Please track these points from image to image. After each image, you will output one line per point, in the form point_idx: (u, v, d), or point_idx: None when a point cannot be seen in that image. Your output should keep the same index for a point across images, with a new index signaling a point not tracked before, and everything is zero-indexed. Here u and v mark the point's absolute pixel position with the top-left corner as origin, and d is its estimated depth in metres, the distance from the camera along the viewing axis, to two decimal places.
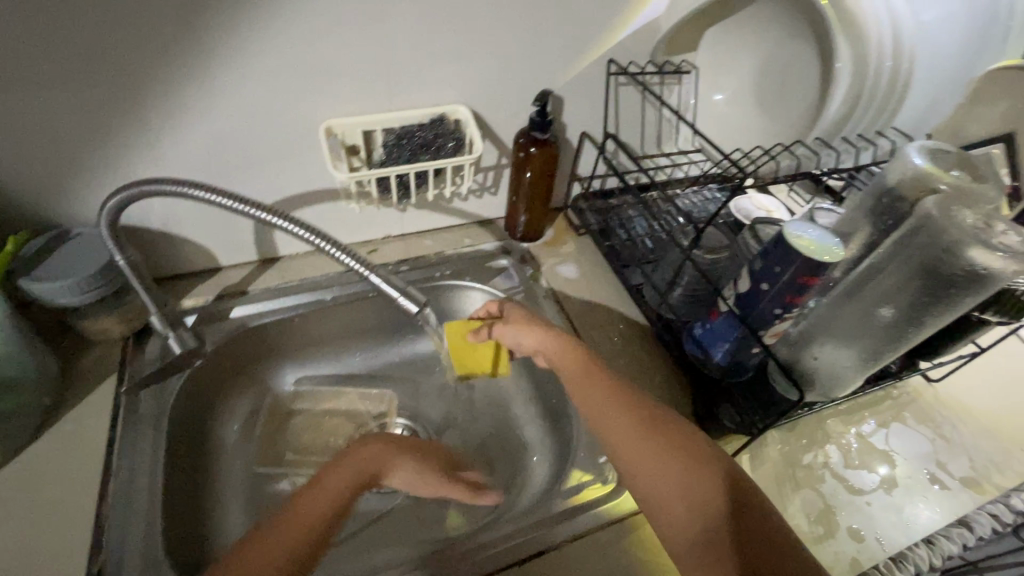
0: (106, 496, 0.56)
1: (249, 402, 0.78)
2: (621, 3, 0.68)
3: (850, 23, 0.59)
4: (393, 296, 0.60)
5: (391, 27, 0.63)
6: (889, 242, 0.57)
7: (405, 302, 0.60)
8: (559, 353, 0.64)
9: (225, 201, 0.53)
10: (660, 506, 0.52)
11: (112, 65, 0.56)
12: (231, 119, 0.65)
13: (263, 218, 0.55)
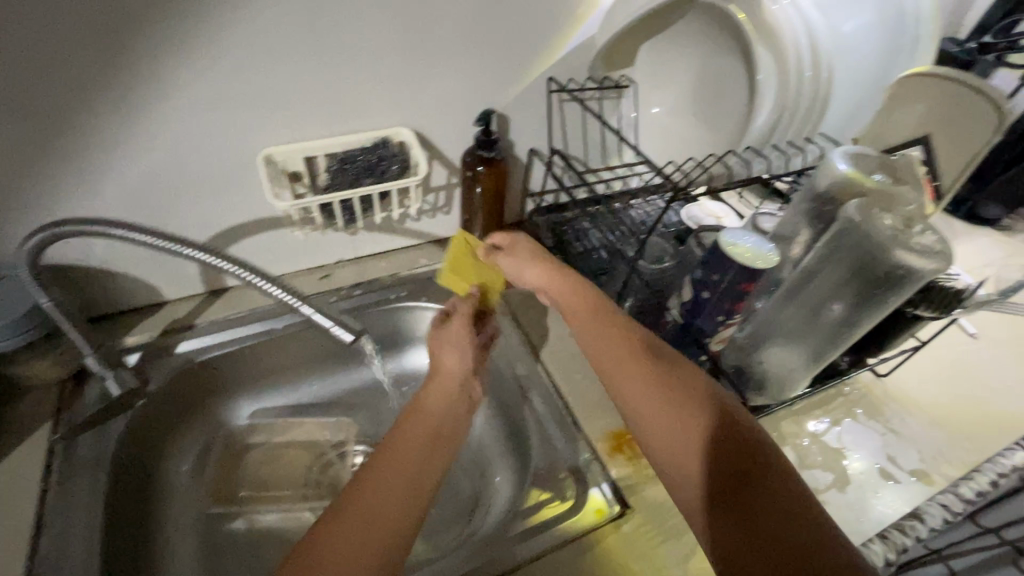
0: (37, 551, 0.53)
1: (201, 440, 0.75)
2: (554, 22, 0.69)
3: (769, 34, 0.61)
4: (326, 326, 0.59)
5: (327, 53, 0.63)
6: (822, 245, 0.57)
7: (340, 331, 0.60)
8: (564, 287, 0.60)
9: (157, 241, 0.52)
10: (662, 456, 0.48)
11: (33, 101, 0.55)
12: (164, 152, 0.63)
13: (199, 257, 0.54)
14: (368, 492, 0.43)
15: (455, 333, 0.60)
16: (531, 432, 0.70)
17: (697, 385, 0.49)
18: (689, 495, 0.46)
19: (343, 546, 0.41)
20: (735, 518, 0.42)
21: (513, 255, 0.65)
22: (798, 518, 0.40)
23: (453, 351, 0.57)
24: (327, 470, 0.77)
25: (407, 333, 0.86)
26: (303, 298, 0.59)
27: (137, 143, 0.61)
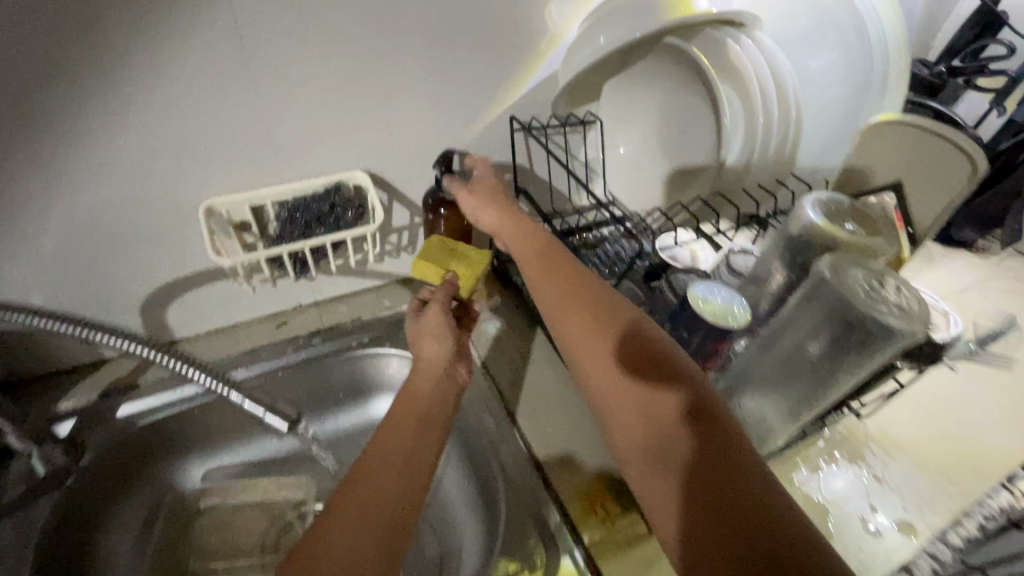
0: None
1: (146, 509, 0.69)
2: (515, 59, 0.67)
3: (728, 72, 0.62)
4: (258, 413, 0.68)
5: (271, 97, 0.59)
6: (798, 293, 0.53)
7: (274, 418, 0.69)
8: (521, 241, 0.61)
9: (81, 333, 0.57)
10: (616, 424, 0.48)
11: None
12: (96, 205, 0.59)
13: (126, 348, 0.61)
14: (371, 465, 0.44)
15: (432, 315, 0.63)
16: (498, 490, 0.66)
17: (652, 348, 0.49)
18: (644, 467, 0.45)
19: (349, 519, 0.40)
20: (698, 486, 0.41)
21: (473, 196, 0.65)
22: (753, 485, 0.40)
23: (436, 340, 0.60)
24: (285, 533, 0.71)
25: (371, 380, 0.80)
26: (233, 387, 0.67)
27: (63, 198, 0.57)
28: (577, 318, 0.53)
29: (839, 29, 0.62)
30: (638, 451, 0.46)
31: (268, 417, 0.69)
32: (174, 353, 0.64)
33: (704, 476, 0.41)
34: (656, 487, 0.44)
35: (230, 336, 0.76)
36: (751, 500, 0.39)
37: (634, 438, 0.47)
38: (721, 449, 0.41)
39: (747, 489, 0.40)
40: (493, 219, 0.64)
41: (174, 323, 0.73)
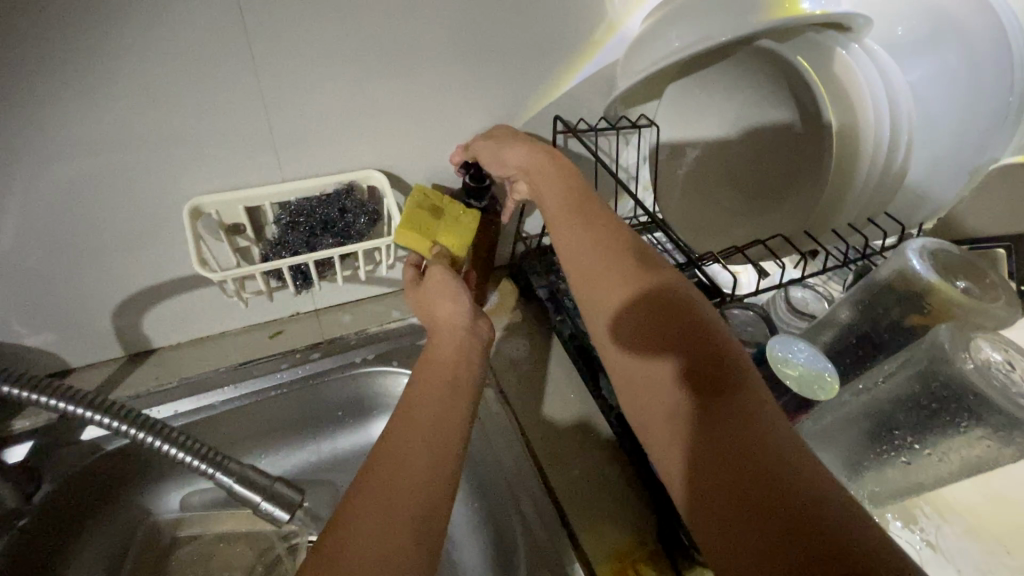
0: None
1: (113, 543, 0.61)
2: (567, 50, 0.57)
3: (838, 86, 0.59)
4: (255, 498, 0.53)
5: (278, 80, 0.49)
6: (912, 348, 0.44)
7: (276, 509, 0.54)
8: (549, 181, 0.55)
9: (37, 397, 0.47)
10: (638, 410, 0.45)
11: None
12: (59, 203, 0.49)
13: (77, 413, 0.48)
14: (405, 430, 0.43)
15: (438, 279, 0.55)
16: (515, 545, 0.58)
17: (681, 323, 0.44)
18: (652, 415, 0.43)
19: (374, 498, 0.38)
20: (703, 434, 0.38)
21: (490, 143, 0.57)
22: (771, 441, 0.36)
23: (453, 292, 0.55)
24: (273, 571, 0.63)
25: (375, 398, 0.71)
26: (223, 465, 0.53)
27: (10, 192, 0.47)
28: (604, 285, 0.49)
29: (962, 36, 0.54)
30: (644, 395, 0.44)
31: (263, 504, 0.54)
32: (158, 426, 0.51)
33: (709, 424, 0.39)
34: (664, 441, 0.42)
35: (217, 347, 0.67)
36: (754, 448, 0.36)
37: (639, 386, 0.45)
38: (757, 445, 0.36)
39: (748, 438, 0.36)
40: (521, 158, 0.56)
41: (152, 330, 0.64)
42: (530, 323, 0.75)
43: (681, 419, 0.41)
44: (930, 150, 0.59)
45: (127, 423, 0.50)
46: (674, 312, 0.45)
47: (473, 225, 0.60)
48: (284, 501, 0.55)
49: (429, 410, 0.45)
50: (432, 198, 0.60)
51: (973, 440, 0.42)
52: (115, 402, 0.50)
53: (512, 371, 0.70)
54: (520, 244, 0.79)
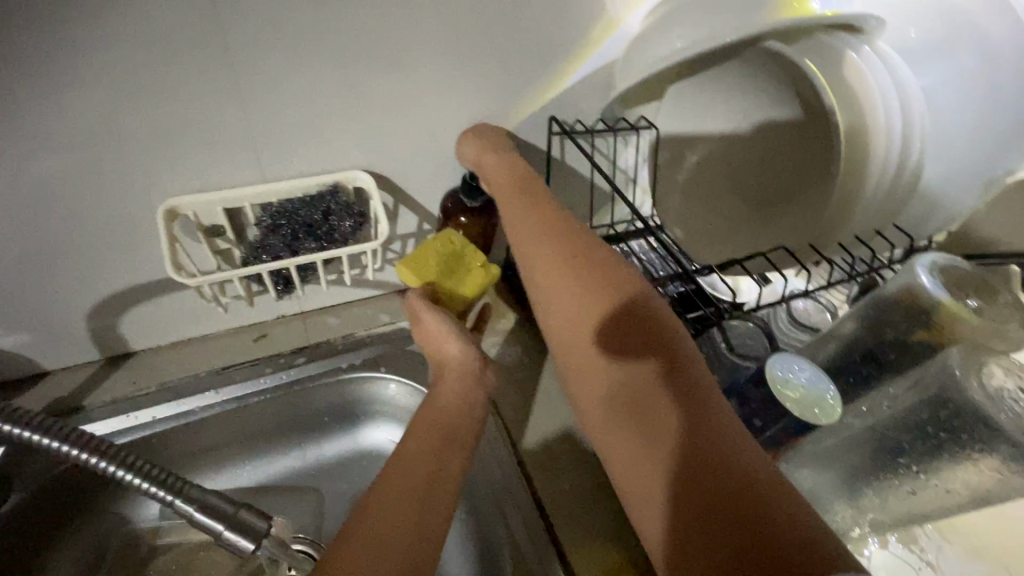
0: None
1: (89, 548, 0.59)
2: (562, 48, 0.55)
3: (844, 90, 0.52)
4: (216, 527, 0.50)
5: (258, 78, 0.47)
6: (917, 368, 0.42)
7: (238, 538, 0.51)
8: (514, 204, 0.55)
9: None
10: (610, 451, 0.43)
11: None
12: (26, 201, 0.47)
13: (33, 440, 0.46)
14: (398, 480, 0.42)
15: (431, 319, 0.54)
16: (502, 563, 0.56)
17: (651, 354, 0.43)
18: (623, 451, 0.41)
19: (370, 531, 0.38)
20: (678, 464, 0.38)
21: (477, 142, 0.56)
22: (751, 488, 0.35)
23: (452, 333, 0.53)
24: None
25: (362, 405, 0.68)
26: (184, 490, 0.50)
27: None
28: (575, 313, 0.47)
29: (977, 35, 0.52)
30: (615, 437, 0.43)
31: (226, 534, 0.50)
32: (123, 457, 0.49)
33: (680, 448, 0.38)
34: (637, 487, 0.40)
35: (198, 353, 0.65)
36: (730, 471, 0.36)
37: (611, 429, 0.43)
38: (728, 494, 0.35)
39: (717, 461, 0.36)
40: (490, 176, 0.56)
41: (133, 333, 0.62)
42: (522, 329, 0.73)
43: (652, 444, 0.40)
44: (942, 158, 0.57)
45: (82, 449, 0.47)
46: (640, 332, 0.44)
47: (488, 283, 0.59)
48: (250, 532, 0.51)
49: (421, 457, 0.44)
50: (457, 245, 0.60)
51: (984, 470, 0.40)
52: (70, 427, 0.48)
53: (504, 380, 0.67)
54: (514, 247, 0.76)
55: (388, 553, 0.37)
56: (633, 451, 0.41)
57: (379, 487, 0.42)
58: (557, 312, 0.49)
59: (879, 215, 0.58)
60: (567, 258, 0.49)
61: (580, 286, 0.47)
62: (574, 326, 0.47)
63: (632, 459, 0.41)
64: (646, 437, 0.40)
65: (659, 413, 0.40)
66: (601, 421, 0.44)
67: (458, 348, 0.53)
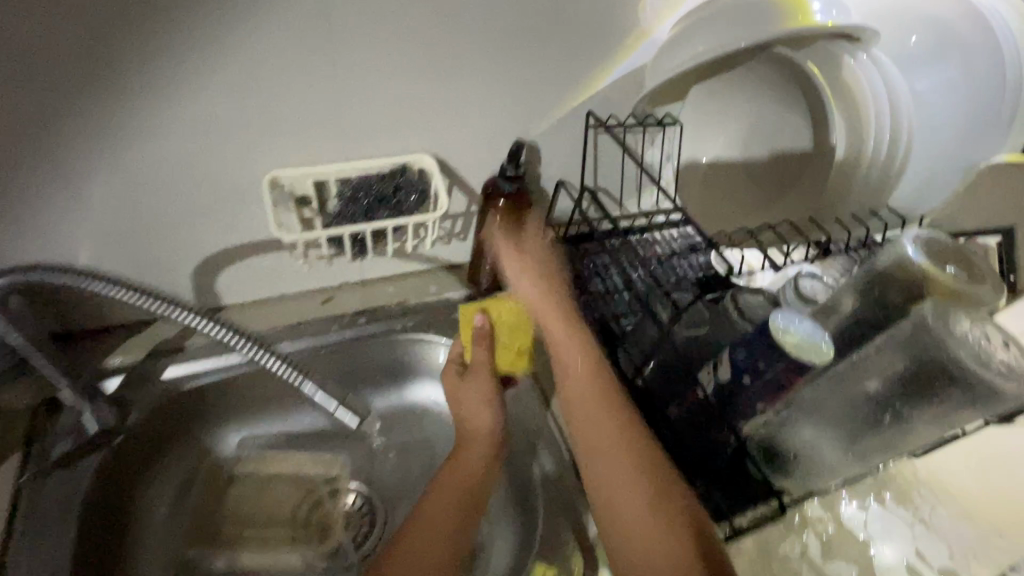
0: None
1: (182, 470, 0.69)
2: (600, 53, 0.64)
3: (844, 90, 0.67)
4: (330, 408, 0.61)
5: (351, 73, 0.58)
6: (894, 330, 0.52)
7: (345, 415, 0.61)
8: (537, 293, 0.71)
9: (138, 301, 0.52)
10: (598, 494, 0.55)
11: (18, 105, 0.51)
12: (163, 164, 0.58)
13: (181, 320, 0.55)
14: (435, 510, 0.58)
15: (480, 388, 0.69)
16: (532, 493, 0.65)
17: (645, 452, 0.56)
18: (613, 495, 0.54)
19: (425, 541, 0.55)
20: (659, 530, 0.50)
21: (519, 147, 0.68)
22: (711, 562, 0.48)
23: (491, 408, 0.67)
24: (318, 508, 0.71)
25: (413, 363, 0.78)
26: (307, 375, 0.60)
27: (129, 154, 0.56)
28: (592, 421, 0.59)
29: (962, 47, 0.60)
30: (603, 496, 0.55)
31: (338, 412, 0.61)
32: (257, 340, 0.59)
33: (665, 496, 0.53)
34: (625, 515, 0.52)
35: (276, 310, 0.75)
36: (698, 549, 0.49)
37: (609, 488, 0.55)
38: (692, 550, 0.48)
39: (684, 500, 0.52)
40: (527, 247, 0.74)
41: (224, 289, 0.72)
42: None
43: (638, 496, 0.53)
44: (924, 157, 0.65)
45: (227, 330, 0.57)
46: (642, 441, 0.56)
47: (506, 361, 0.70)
48: (355, 412, 0.62)
49: (467, 475, 0.62)
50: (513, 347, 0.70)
51: (943, 407, 0.51)
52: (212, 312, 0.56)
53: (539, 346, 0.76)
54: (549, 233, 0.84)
55: (432, 553, 0.55)
56: (625, 508, 0.53)
57: (428, 501, 0.59)
58: (579, 412, 0.61)
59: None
60: (603, 388, 0.61)
61: (598, 404, 0.60)
62: (590, 429, 0.59)
63: (623, 518, 0.52)
64: (629, 510, 0.53)
65: (647, 502, 0.52)
66: (598, 479, 0.56)
67: (492, 421, 0.67)
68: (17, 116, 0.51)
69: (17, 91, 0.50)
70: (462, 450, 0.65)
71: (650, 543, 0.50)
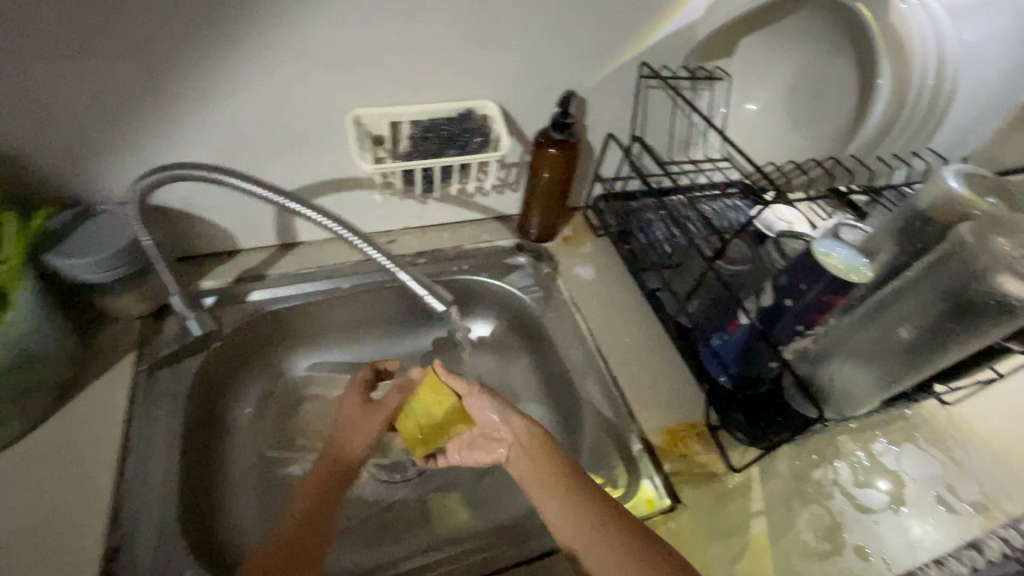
0: (121, 504, 0.55)
1: (261, 386, 0.76)
2: (658, 5, 0.67)
3: (900, 45, 0.63)
4: (421, 293, 0.61)
5: (430, 21, 0.62)
6: (920, 267, 0.58)
7: (433, 300, 0.61)
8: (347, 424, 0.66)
9: (253, 189, 0.53)
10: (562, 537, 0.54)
11: (135, 43, 0.54)
12: (255, 106, 0.63)
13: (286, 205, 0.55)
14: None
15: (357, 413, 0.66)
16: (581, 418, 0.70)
17: (580, 485, 0.56)
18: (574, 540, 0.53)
19: None
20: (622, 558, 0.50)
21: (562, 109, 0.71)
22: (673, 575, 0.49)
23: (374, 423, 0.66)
24: None
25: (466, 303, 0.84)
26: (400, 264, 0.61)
27: (225, 96, 0.61)
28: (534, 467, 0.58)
29: None
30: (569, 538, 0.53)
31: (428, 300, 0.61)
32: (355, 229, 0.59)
33: (610, 523, 0.53)
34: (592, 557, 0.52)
35: (345, 247, 0.81)
36: (660, 563, 0.50)
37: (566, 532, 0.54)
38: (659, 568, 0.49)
39: (633, 524, 0.53)
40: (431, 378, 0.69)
41: (300, 227, 0.78)
42: (599, 253, 0.87)
43: (588, 529, 0.53)
44: (965, 106, 0.68)
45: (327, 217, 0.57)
46: (575, 476, 0.57)
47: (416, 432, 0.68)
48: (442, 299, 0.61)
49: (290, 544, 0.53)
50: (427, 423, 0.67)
51: (963, 337, 0.57)
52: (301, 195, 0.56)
53: (586, 291, 0.81)
54: (596, 186, 0.89)
55: None
56: (593, 545, 0.52)
57: None
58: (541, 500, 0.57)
59: (912, 141, 0.70)
60: (561, 473, 0.57)
61: (533, 446, 0.60)
62: (534, 473, 0.58)
63: (592, 555, 0.52)
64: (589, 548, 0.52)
65: (600, 534, 0.52)
66: (540, 499, 0.56)
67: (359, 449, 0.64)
68: (129, 54, 0.55)
69: (130, 29, 0.53)
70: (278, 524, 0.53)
71: (612, 561, 0.51)
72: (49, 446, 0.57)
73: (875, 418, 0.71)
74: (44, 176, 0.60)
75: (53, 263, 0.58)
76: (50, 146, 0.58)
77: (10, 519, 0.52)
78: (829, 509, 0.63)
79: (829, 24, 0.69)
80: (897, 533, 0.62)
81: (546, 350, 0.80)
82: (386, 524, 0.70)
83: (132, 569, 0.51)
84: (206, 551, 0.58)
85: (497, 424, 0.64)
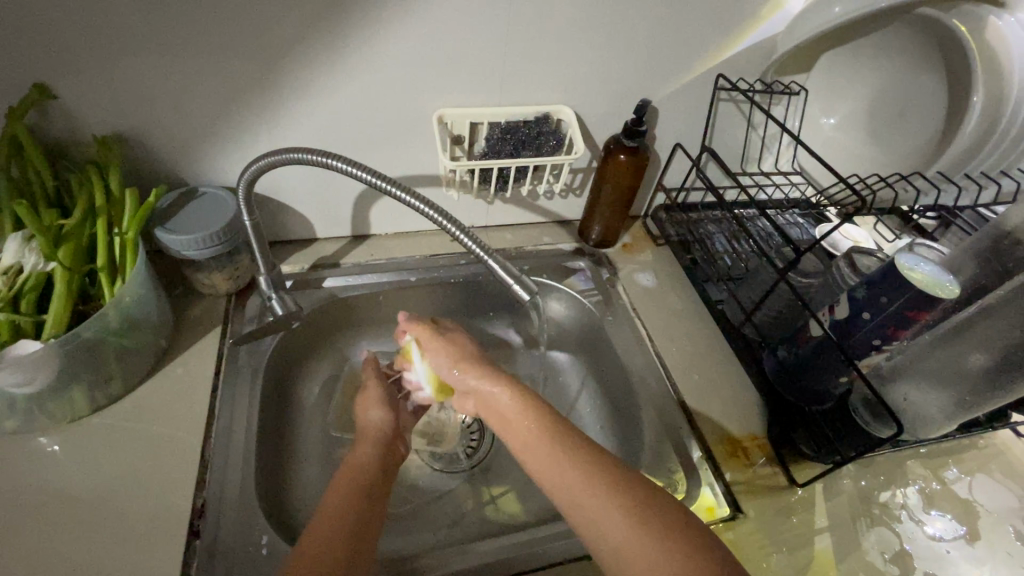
0: (207, 466, 0.59)
1: (328, 368, 0.80)
2: (742, 20, 0.68)
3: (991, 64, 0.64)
4: (507, 283, 0.61)
5: (520, 29, 0.65)
6: (1006, 289, 0.56)
7: (518, 288, 0.61)
8: (372, 407, 0.68)
9: (363, 175, 0.56)
10: (551, 487, 0.51)
11: (251, 39, 0.58)
12: (353, 102, 0.67)
13: (392, 192, 0.57)
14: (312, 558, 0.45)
15: (371, 394, 0.70)
16: (639, 421, 0.71)
17: (567, 433, 0.53)
18: (561, 485, 0.51)
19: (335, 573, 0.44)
20: (613, 494, 0.49)
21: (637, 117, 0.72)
22: (660, 506, 0.48)
23: (381, 404, 0.68)
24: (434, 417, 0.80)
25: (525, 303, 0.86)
26: (490, 251, 0.61)
27: (328, 92, 0.65)
28: (517, 421, 0.56)
29: None
30: (555, 484, 0.51)
31: (514, 288, 0.61)
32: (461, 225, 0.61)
33: (612, 482, 0.49)
34: (580, 498, 0.49)
35: (413, 242, 0.84)
36: (650, 499, 0.49)
37: (550, 474, 0.52)
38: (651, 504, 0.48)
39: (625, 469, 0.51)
40: (440, 355, 0.64)
41: (373, 219, 0.82)
42: (659, 261, 0.87)
43: (592, 491, 0.49)
44: None
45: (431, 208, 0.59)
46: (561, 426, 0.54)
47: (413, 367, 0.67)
48: (525, 285, 0.61)
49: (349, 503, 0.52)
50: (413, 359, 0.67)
51: None
52: (402, 181, 0.58)
53: (646, 297, 0.82)
54: (659, 195, 0.90)
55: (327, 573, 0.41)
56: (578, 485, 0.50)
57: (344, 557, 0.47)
58: (524, 454, 0.54)
59: (998, 161, 0.70)
60: (541, 420, 0.55)
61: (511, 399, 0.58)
62: (516, 428, 0.56)
63: (580, 496, 0.49)
64: (575, 491, 0.50)
65: (588, 471, 0.50)
66: (524, 448, 0.54)
67: (379, 419, 0.66)
68: (248, 52, 0.59)
69: (253, 30, 0.58)
70: (333, 491, 0.54)
71: (604, 501, 0.48)
72: (144, 408, 0.62)
73: (946, 444, 0.69)
74: (159, 158, 0.66)
75: (159, 238, 0.63)
76: (166, 131, 0.63)
77: (109, 472, 0.57)
78: (897, 532, 0.61)
79: (913, 44, 0.70)
80: (970, 563, 0.60)
81: (601, 353, 0.80)
82: (441, 512, 0.71)
83: (216, 526, 0.55)
84: (278, 518, 0.61)
85: (460, 381, 0.62)
